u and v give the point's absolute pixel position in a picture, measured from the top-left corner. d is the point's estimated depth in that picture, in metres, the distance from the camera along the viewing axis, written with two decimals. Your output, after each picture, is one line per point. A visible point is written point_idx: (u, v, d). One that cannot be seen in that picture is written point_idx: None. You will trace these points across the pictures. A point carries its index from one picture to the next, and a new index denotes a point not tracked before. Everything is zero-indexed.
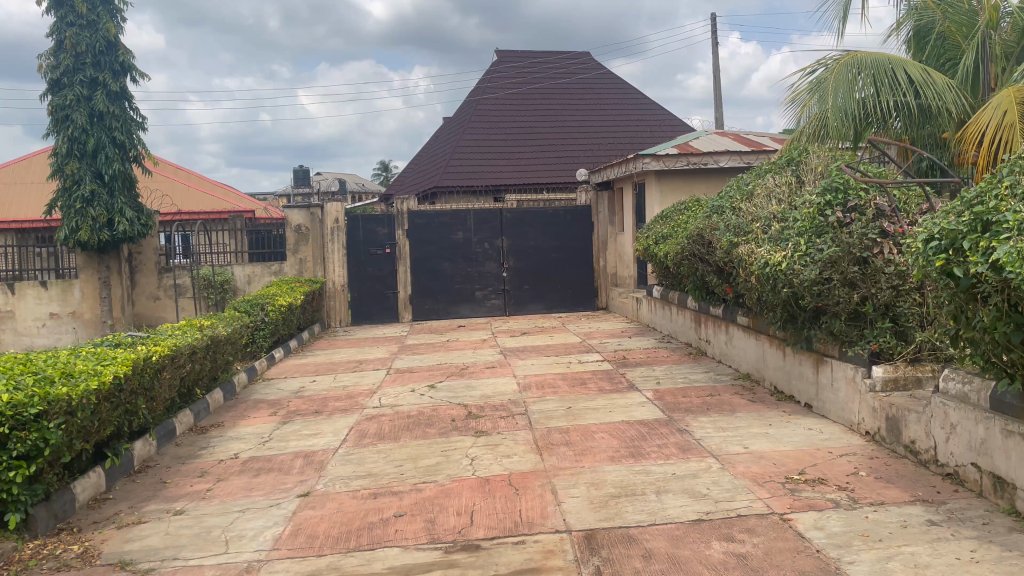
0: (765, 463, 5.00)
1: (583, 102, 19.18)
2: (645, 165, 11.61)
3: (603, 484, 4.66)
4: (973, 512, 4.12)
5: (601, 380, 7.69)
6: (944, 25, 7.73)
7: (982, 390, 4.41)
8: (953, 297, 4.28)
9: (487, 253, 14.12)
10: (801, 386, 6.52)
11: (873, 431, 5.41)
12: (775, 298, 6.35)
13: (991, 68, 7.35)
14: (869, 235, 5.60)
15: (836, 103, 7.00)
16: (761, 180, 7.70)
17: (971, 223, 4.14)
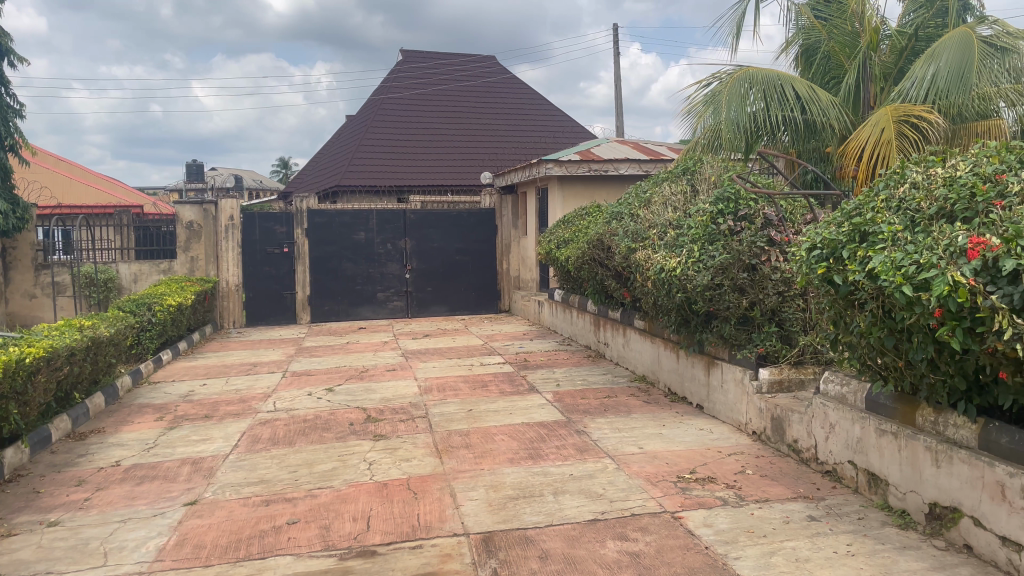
0: (659, 462, 5.14)
1: (487, 105, 19.25)
2: (547, 170, 11.77)
3: (502, 487, 4.67)
4: (849, 508, 4.37)
5: (502, 383, 7.72)
6: (829, 45, 8.18)
7: (859, 392, 4.68)
8: (833, 303, 4.51)
9: (389, 254, 13.96)
10: (692, 388, 6.74)
11: (759, 431, 5.65)
12: (670, 302, 6.54)
13: (870, 88, 7.84)
14: (758, 243, 5.88)
15: (729, 116, 7.30)
16: (657, 188, 7.91)
17: (850, 234, 4.41)
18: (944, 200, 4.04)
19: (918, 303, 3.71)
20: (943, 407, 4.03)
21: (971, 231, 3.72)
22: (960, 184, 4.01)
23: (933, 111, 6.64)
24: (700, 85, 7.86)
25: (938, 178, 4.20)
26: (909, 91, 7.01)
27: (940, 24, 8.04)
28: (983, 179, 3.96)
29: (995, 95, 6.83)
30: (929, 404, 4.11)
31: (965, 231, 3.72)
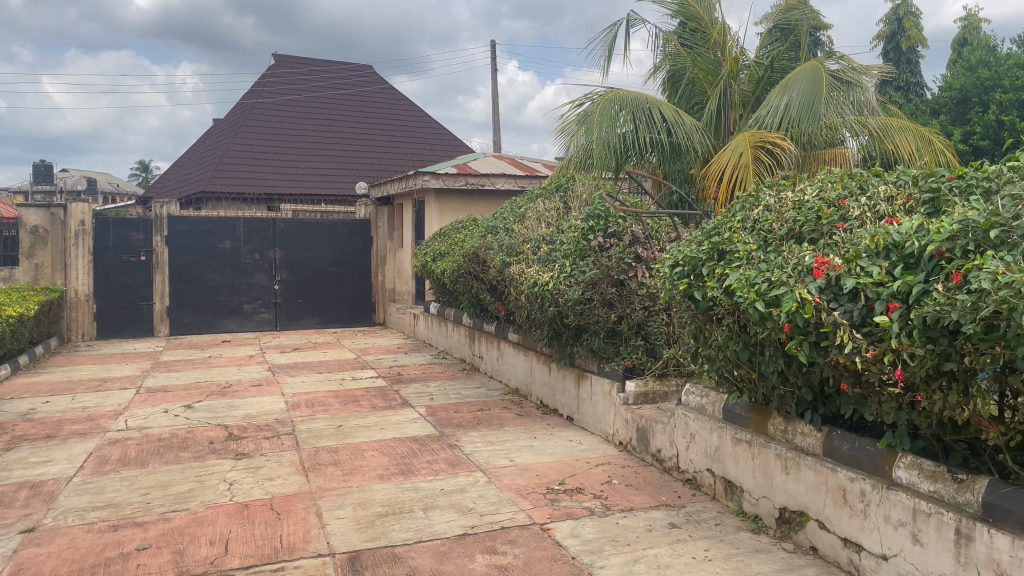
0: (529, 474, 5.20)
1: (363, 116, 18.98)
2: (424, 182, 11.72)
3: (370, 504, 4.57)
4: (708, 514, 4.56)
5: (374, 398, 7.59)
6: (693, 72, 8.59)
7: (717, 403, 4.91)
8: (693, 318, 4.71)
9: (258, 264, 13.48)
10: (563, 400, 6.87)
11: (626, 441, 5.82)
12: (542, 316, 6.64)
13: (731, 114, 8.32)
14: (625, 259, 6.02)
15: (600, 136, 7.51)
16: (532, 204, 8.06)
17: (709, 252, 4.64)
18: (793, 222, 4.32)
19: (769, 318, 3.94)
20: (792, 417, 4.30)
21: (816, 251, 3.99)
22: (808, 207, 4.30)
23: (786, 138, 7.08)
24: (573, 105, 8.06)
25: (788, 201, 4.48)
26: (766, 118, 7.45)
27: (792, 58, 8.63)
28: (827, 204, 4.26)
29: (841, 125, 7.36)
30: (780, 414, 4.37)
31: (811, 251, 3.98)
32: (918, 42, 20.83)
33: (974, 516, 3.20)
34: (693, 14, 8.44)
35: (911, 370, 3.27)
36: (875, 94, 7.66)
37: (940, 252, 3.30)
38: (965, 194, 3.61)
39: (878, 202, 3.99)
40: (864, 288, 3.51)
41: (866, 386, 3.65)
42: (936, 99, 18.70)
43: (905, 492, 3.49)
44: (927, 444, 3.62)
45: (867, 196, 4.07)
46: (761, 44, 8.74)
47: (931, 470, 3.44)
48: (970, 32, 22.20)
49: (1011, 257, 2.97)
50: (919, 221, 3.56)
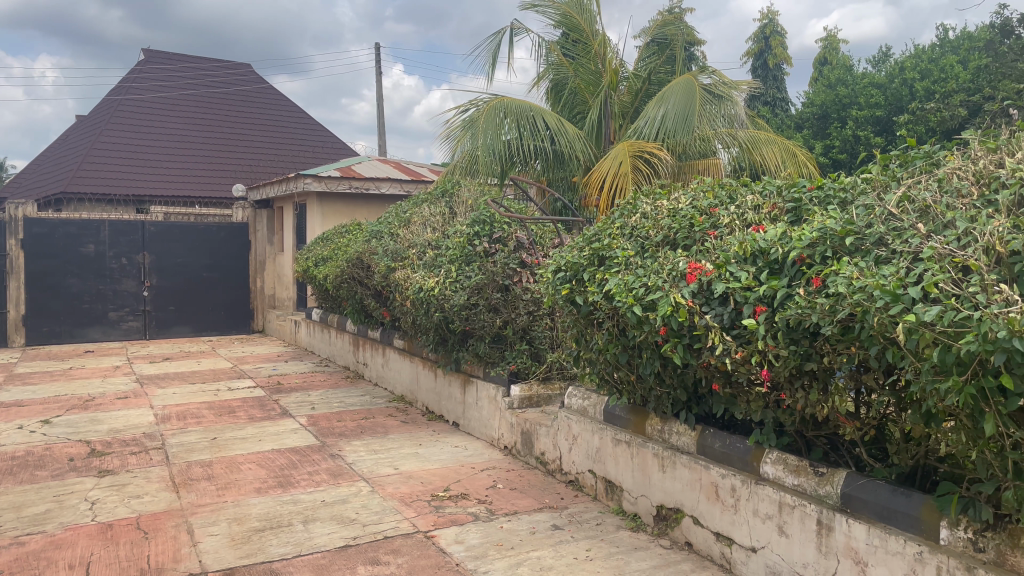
0: (414, 482, 5.14)
1: (241, 116, 18.30)
2: (306, 185, 11.43)
3: (247, 519, 4.40)
4: (589, 514, 4.66)
5: (252, 408, 7.32)
6: (575, 82, 8.78)
7: (598, 404, 5.03)
8: (575, 322, 4.80)
9: (124, 270, 12.76)
10: (449, 406, 6.86)
11: (510, 445, 5.87)
12: (428, 321, 6.58)
13: (611, 124, 8.57)
14: (510, 264, 6.05)
15: (486, 142, 7.54)
16: (417, 209, 8.01)
17: (589, 258, 4.75)
18: (668, 229, 4.48)
19: (646, 322, 4.07)
20: (668, 416, 4.45)
21: (689, 257, 4.15)
22: (681, 215, 4.47)
23: (662, 148, 7.35)
24: (459, 110, 8.08)
25: (663, 209, 4.64)
26: (644, 129, 7.72)
27: (669, 72, 8.99)
28: (700, 212, 4.44)
29: (713, 137, 7.70)
30: (657, 414, 4.51)
31: (685, 257, 4.13)
32: (784, 60, 22.07)
33: (834, 506, 3.41)
34: (575, 25, 8.60)
35: (776, 370, 3.46)
36: (744, 108, 8.06)
37: (802, 258, 3.51)
38: (824, 204, 3.84)
39: (746, 211, 4.19)
40: (733, 293, 3.67)
41: (736, 386, 3.84)
42: (799, 115, 19.92)
43: (771, 486, 3.69)
44: (791, 441, 3.84)
45: (736, 205, 4.26)
46: (639, 57, 9.05)
47: (795, 465, 3.64)
48: (829, 53, 23.78)
49: (864, 262, 3.18)
50: (783, 228, 3.76)
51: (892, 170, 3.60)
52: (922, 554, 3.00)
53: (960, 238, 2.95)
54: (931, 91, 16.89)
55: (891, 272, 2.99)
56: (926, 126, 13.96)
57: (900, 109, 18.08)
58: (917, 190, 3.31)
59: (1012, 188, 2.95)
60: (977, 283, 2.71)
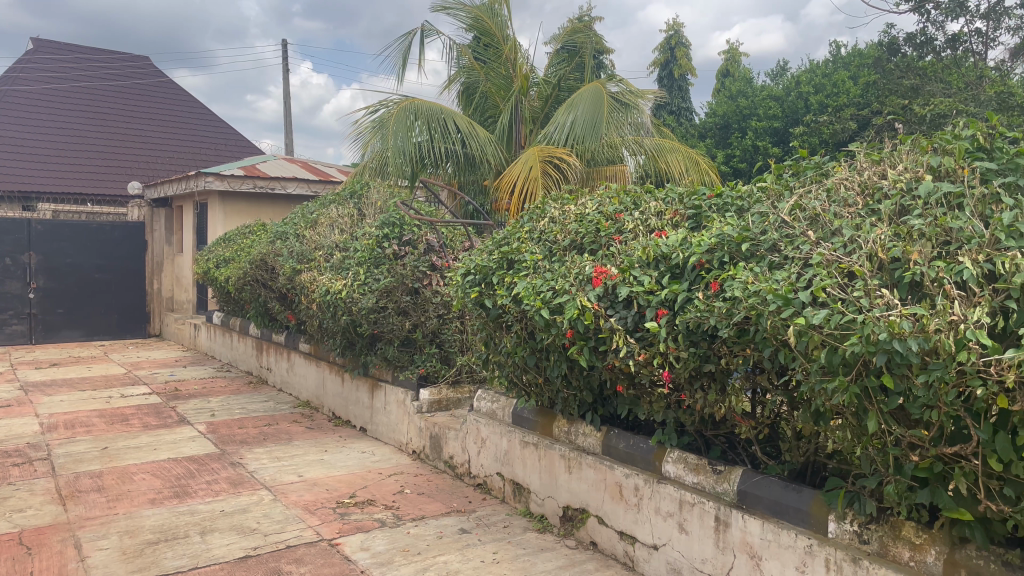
0: (318, 490, 5.03)
1: (139, 110, 17.51)
2: (207, 184, 11.04)
3: (139, 531, 4.21)
4: (497, 517, 4.67)
5: (147, 416, 7.00)
6: (486, 86, 8.81)
7: (506, 407, 5.05)
8: (484, 325, 4.81)
9: (7, 270, 12.04)
10: (356, 411, 6.75)
11: (419, 450, 5.83)
12: (335, 325, 6.46)
13: (522, 129, 8.66)
14: (420, 267, 6.01)
15: (395, 144, 7.48)
16: (325, 210, 7.84)
17: (498, 262, 4.78)
18: (575, 234, 4.54)
19: (553, 324, 4.11)
20: (574, 418, 4.51)
21: (596, 261, 4.22)
22: (588, 220, 4.54)
23: (571, 154, 7.47)
24: (368, 110, 7.98)
25: (570, 214, 4.71)
26: (553, 135, 7.79)
27: (578, 79, 9.13)
28: (606, 217, 4.52)
29: (620, 144, 7.87)
30: (564, 416, 4.57)
31: (591, 262, 4.20)
32: (688, 71, 22.76)
33: (730, 503, 3.53)
34: (486, 28, 8.62)
35: (677, 371, 3.56)
36: (650, 118, 8.26)
37: (702, 263, 3.63)
38: (723, 211, 3.99)
39: (649, 216, 4.29)
40: (637, 296, 3.76)
41: (639, 388, 3.93)
42: (702, 124, 20.60)
43: (672, 485, 3.79)
44: (691, 440, 3.95)
45: (640, 211, 4.36)
46: (549, 64, 9.16)
47: (694, 463, 3.75)
48: (731, 65, 24.66)
49: (758, 268, 3.30)
50: (684, 234, 3.88)
51: (785, 179, 3.76)
52: (812, 547, 3.14)
53: (846, 246, 3.10)
54: (824, 105, 17.74)
55: (784, 277, 3.11)
56: (819, 137, 14.65)
57: (795, 121, 18.90)
58: (808, 199, 3.47)
59: (894, 198, 3.12)
60: (861, 288, 2.86)
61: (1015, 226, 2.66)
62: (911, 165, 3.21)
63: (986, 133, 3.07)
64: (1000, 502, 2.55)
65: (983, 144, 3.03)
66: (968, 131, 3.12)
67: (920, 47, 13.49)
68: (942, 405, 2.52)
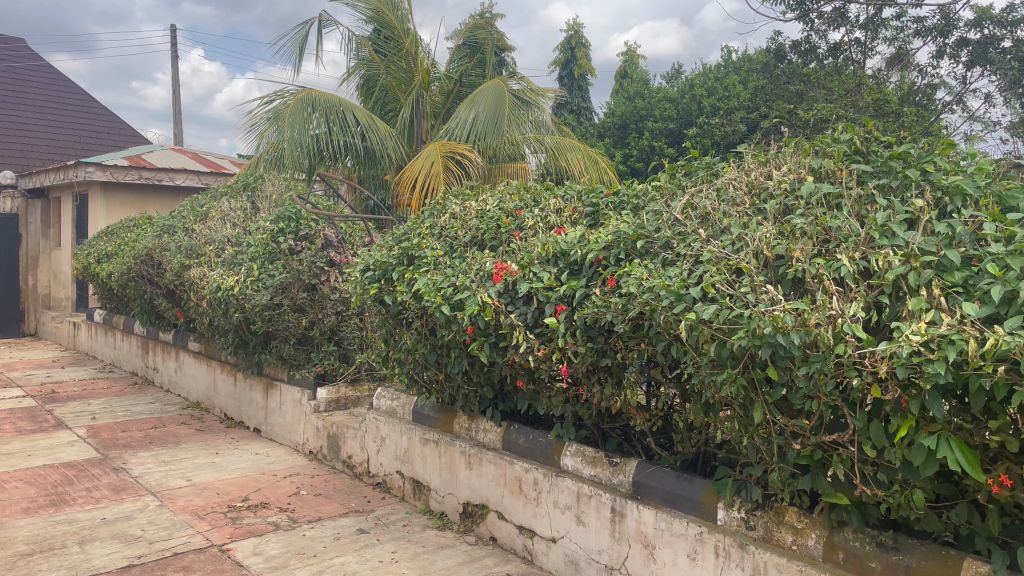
0: (208, 494, 4.84)
1: (13, 95, 16.37)
2: (88, 175, 10.44)
3: (11, 543, 3.93)
4: (396, 516, 4.62)
5: (20, 421, 6.56)
6: (386, 79, 8.69)
7: (406, 404, 5.01)
8: (384, 322, 4.73)
9: None
10: (249, 412, 6.55)
11: (316, 450, 5.70)
12: (226, 322, 6.22)
13: (423, 124, 8.59)
14: (318, 263, 5.84)
15: (292, 136, 7.27)
16: (216, 203, 7.52)
17: (398, 257, 4.71)
18: (476, 230, 4.54)
19: (454, 321, 4.10)
20: (475, 414, 4.52)
21: (496, 257, 4.23)
22: (489, 216, 4.54)
23: (473, 150, 7.48)
24: (263, 101, 7.72)
25: (471, 210, 4.70)
26: (455, 130, 7.76)
27: (480, 75, 9.14)
28: (506, 213, 4.53)
29: (522, 141, 7.94)
30: (464, 412, 4.57)
31: (491, 258, 4.20)
32: (588, 71, 23.11)
33: (626, 494, 3.61)
34: (387, 21, 8.49)
35: (575, 366, 3.62)
36: (551, 116, 8.33)
37: (599, 259, 3.70)
38: (619, 209, 4.07)
39: (549, 214, 4.33)
40: (536, 292, 3.79)
41: (538, 382, 3.98)
42: (601, 124, 21.04)
43: (570, 478, 3.85)
44: (588, 433, 4.02)
45: (540, 208, 4.39)
46: (451, 58, 9.12)
47: (591, 456, 3.82)
48: (629, 66, 25.21)
49: (653, 264, 3.39)
50: (582, 232, 3.94)
51: (679, 178, 3.87)
52: (702, 535, 3.25)
53: (735, 243, 3.22)
54: (716, 108, 18.38)
55: (676, 273, 3.21)
56: (711, 139, 15.20)
57: (689, 123, 19.51)
58: (699, 198, 3.58)
59: (778, 198, 3.26)
60: (748, 284, 2.97)
61: (887, 225, 2.83)
62: (794, 166, 3.35)
63: (863, 137, 3.23)
64: (874, 487, 2.70)
65: (860, 147, 3.19)
66: (847, 135, 3.28)
67: (805, 54, 14.05)
68: (822, 395, 2.65)
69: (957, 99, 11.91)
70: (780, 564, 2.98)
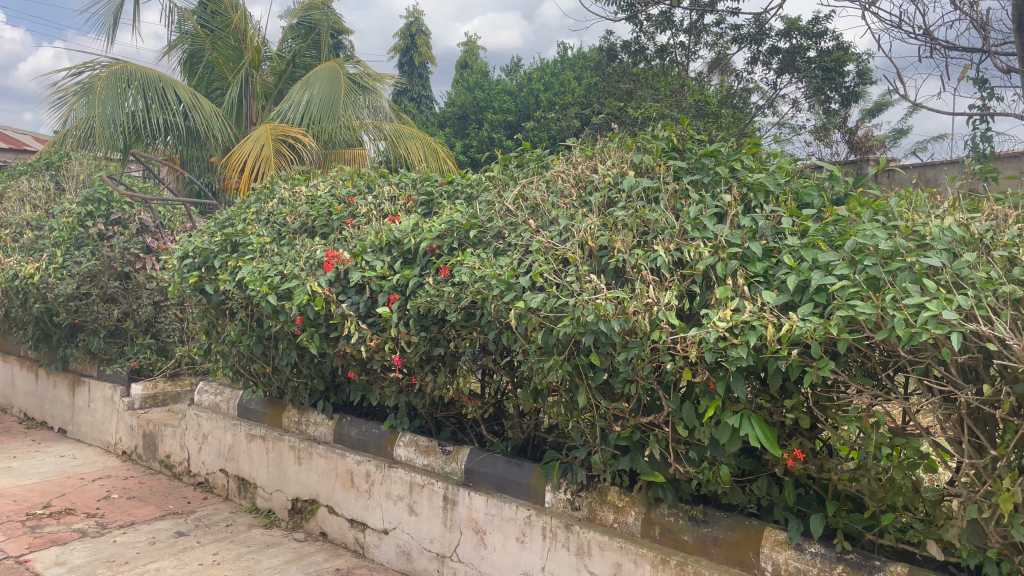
0: (4, 501, 4.41)
1: None
2: None
3: None
4: (219, 516, 4.40)
5: None
6: (212, 55, 8.30)
7: (231, 400, 4.79)
8: (205, 313, 4.52)
9: None
10: (53, 411, 6.04)
11: (130, 450, 5.34)
12: (25, 314, 5.65)
13: (253, 104, 8.17)
14: (132, 249, 5.43)
15: (104, 113, 6.66)
16: (15, 183, 6.91)
17: (221, 244, 4.46)
18: (306, 217, 4.39)
19: (281, 311, 3.95)
20: (305, 408, 4.40)
21: (327, 245, 4.09)
22: (319, 202, 4.41)
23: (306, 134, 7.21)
24: (71, 73, 7.09)
25: (301, 196, 4.54)
26: (287, 112, 7.58)
27: (314, 57, 8.88)
28: (338, 200, 4.42)
29: (359, 128, 7.76)
30: (294, 406, 4.44)
31: (322, 245, 4.06)
32: (428, 59, 22.98)
33: (457, 482, 3.64)
34: None
35: (407, 355, 3.60)
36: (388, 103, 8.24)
37: (432, 248, 3.70)
38: (453, 198, 4.09)
39: (382, 201, 4.26)
40: (369, 281, 3.73)
41: (371, 373, 3.92)
42: (442, 113, 21.10)
43: (403, 468, 3.82)
44: (422, 423, 4.02)
45: (373, 195, 4.31)
46: (283, 37, 8.78)
47: (425, 445, 3.82)
48: (469, 57, 25.35)
49: (485, 254, 3.43)
50: (416, 220, 3.91)
51: (511, 170, 3.90)
52: (530, 518, 3.32)
53: (562, 234, 3.30)
54: (553, 102, 18.86)
55: (506, 263, 3.25)
56: (546, 133, 15.59)
57: (527, 116, 19.86)
58: (529, 188, 3.64)
59: (602, 191, 3.37)
60: (574, 273, 3.05)
61: (699, 219, 3.00)
62: (617, 161, 3.47)
63: (680, 135, 3.40)
64: (686, 465, 2.86)
65: (677, 144, 3.36)
66: (665, 132, 3.43)
67: (634, 54, 14.57)
68: (639, 379, 2.78)
69: (769, 103, 12.86)
70: (603, 542, 3.09)
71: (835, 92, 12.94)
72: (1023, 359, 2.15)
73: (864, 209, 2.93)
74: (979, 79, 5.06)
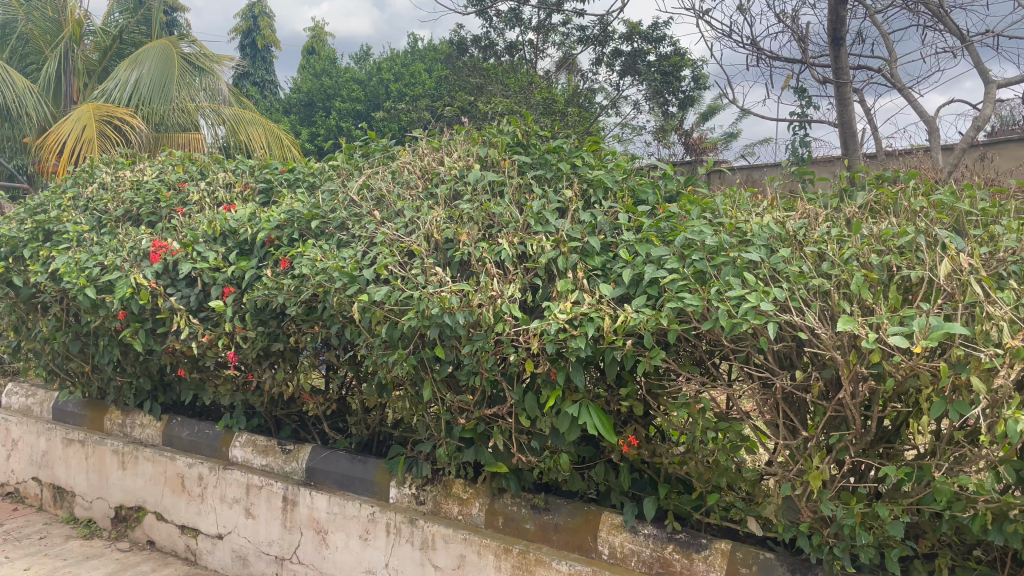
0: None
1: None
2: None
3: None
4: (31, 528, 4.05)
5: None
6: (26, 27, 7.62)
7: (45, 402, 4.44)
8: (13, 308, 4.12)
9: None
10: None
11: None
12: None
13: (74, 81, 7.51)
14: None
15: None
16: None
17: (32, 231, 4.08)
18: (130, 204, 4.09)
19: (102, 305, 3.67)
20: (130, 409, 4.13)
21: (154, 234, 3.82)
22: (146, 188, 4.12)
23: (134, 116, 6.76)
24: None
25: (124, 180, 4.23)
26: (113, 91, 7.07)
27: (144, 33, 8.34)
28: (167, 186, 4.15)
29: (195, 111, 7.33)
30: (117, 407, 4.16)
31: (149, 234, 3.78)
32: (272, 43, 22.08)
33: (298, 482, 3.52)
34: None
35: (244, 352, 3.44)
36: (226, 86, 7.86)
37: (271, 239, 3.54)
38: (294, 186, 3.94)
39: (216, 188, 4.04)
40: (201, 273, 3.52)
41: (203, 370, 3.72)
42: (288, 99, 20.39)
43: (239, 470, 3.65)
44: (260, 422, 3.86)
45: (206, 181, 4.08)
46: (109, 10, 8.16)
47: (263, 445, 3.67)
48: (316, 43, 24.62)
49: (327, 245, 3.33)
50: (253, 210, 3.73)
51: (355, 160, 3.80)
52: (374, 514, 3.27)
53: (407, 226, 3.25)
54: (403, 93, 18.68)
55: (349, 255, 3.16)
56: (396, 124, 15.42)
57: (376, 106, 19.56)
58: (374, 179, 3.56)
59: (448, 183, 3.36)
60: (418, 266, 3.02)
61: (542, 213, 3.05)
62: (463, 154, 3.45)
63: (524, 130, 3.43)
64: (528, 454, 2.91)
65: (521, 139, 3.39)
66: (510, 126, 3.45)
67: (485, 49, 14.72)
68: (483, 371, 2.79)
69: (612, 104, 13.34)
70: (446, 535, 3.09)
71: (673, 96, 13.63)
72: (830, 346, 2.32)
73: (693, 206, 3.08)
74: (798, 88, 5.44)
